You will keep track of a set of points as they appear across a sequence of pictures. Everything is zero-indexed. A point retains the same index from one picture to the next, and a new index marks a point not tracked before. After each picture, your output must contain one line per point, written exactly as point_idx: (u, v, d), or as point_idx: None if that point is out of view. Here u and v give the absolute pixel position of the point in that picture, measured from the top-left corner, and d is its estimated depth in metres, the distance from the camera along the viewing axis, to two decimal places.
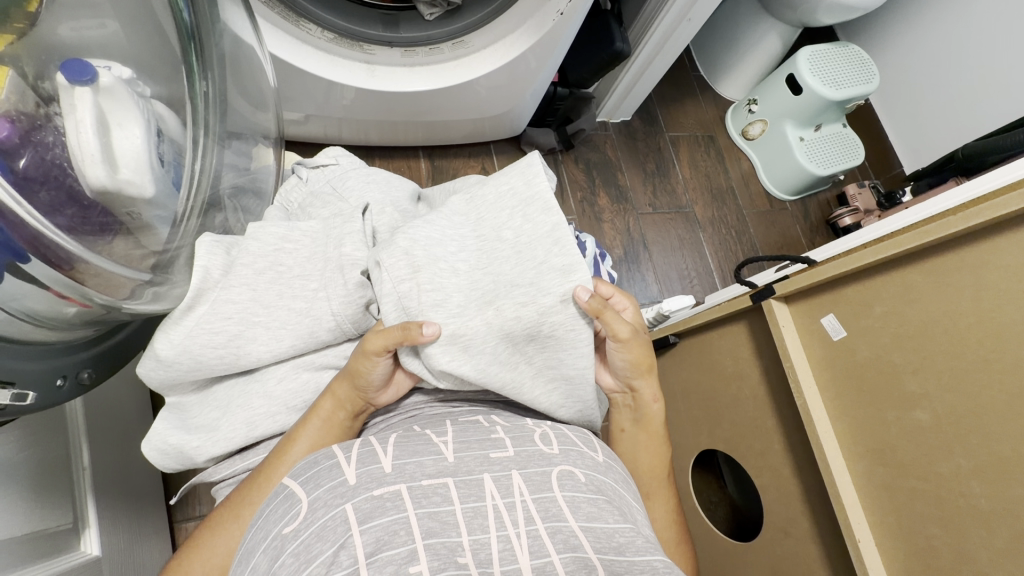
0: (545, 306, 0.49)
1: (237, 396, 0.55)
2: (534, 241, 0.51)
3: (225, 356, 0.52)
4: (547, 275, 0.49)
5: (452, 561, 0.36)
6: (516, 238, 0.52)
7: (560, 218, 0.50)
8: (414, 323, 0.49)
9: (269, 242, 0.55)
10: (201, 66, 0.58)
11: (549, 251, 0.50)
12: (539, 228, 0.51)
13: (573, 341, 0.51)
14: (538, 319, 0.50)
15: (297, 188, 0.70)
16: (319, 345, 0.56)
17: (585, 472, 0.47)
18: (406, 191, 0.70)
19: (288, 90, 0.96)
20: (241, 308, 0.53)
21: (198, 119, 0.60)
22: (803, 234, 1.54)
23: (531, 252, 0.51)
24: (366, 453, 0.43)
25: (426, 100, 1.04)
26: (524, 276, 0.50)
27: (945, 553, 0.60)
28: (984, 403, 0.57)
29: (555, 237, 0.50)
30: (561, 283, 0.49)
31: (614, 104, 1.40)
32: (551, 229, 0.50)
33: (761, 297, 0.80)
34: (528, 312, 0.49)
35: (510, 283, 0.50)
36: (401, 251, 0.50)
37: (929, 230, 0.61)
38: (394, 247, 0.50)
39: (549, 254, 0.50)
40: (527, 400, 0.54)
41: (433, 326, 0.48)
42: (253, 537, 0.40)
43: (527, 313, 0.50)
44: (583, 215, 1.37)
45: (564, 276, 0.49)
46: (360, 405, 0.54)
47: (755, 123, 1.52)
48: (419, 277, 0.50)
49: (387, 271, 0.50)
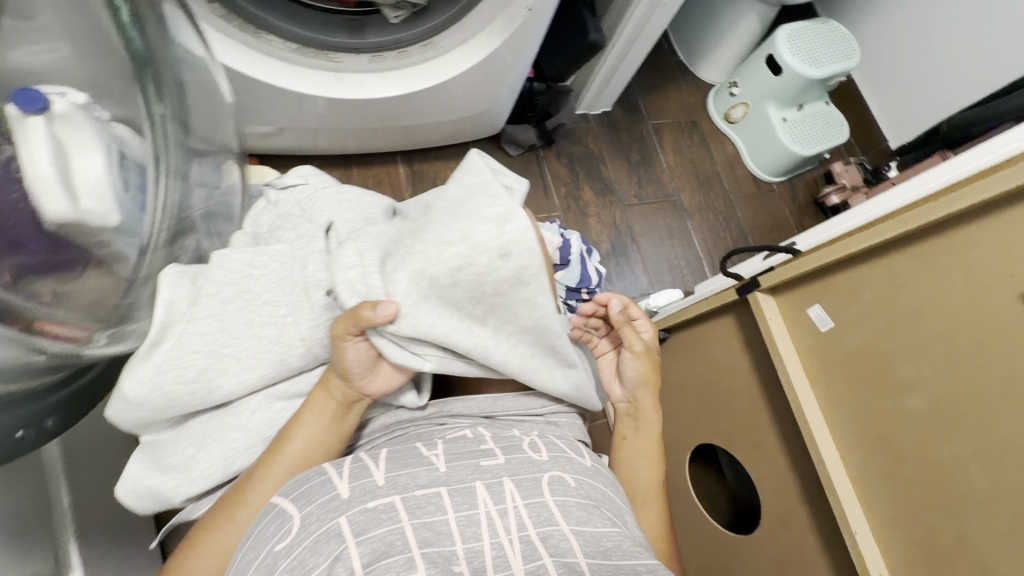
0: (483, 268, 0.47)
1: (213, 430, 0.51)
2: (466, 196, 0.49)
3: (196, 391, 0.49)
4: (484, 256, 0.47)
5: (448, 570, 0.38)
6: (451, 205, 0.50)
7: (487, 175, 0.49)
8: (367, 305, 0.47)
9: (235, 270, 0.52)
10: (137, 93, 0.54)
11: (481, 203, 0.48)
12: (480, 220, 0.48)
13: (524, 297, 0.50)
14: (479, 279, 0.48)
15: (266, 211, 0.65)
16: (294, 372, 0.53)
17: (575, 477, 0.49)
18: (379, 207, 0.67)
19: (256, 103, 0.93)
20: (209, 341, 0.49)
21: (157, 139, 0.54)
22: (792, 215, 1.52)
23: (462, 207, 0.48)
24: (359, 466, 0.45)
25: (397, 105, 1.01)
26: (451, 233, 0.47)
27: (946, 541, 0.58)
28: (979, 386, 0.56)
29: (486, 190, 0.49)
30: (496, 235, 0.47)
31: (594, 95, 1.37)
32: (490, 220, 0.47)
33: (746, 290, 0.79)
34: (467, 276, 0.47)
35: (442, 242, 0.47)
36: (352, 256, 0.49)
37: (912, 217, 0.60)
38: (345, 260, 0.49)
39: (481, 206, 0.47)
40: (497, 364, 0.52)
41: (390, 305, 0.46)
42: (243, 557, 0.42)
43: (466, 277, 0.47)
44: (568, 212, 1.35)
45: (500, 230, 0.47)
46: (349, 394, 0.51)
47: (737, 106, 1.51)
48: (367, 262, 0.49)
49: (338, 265, 0.49)
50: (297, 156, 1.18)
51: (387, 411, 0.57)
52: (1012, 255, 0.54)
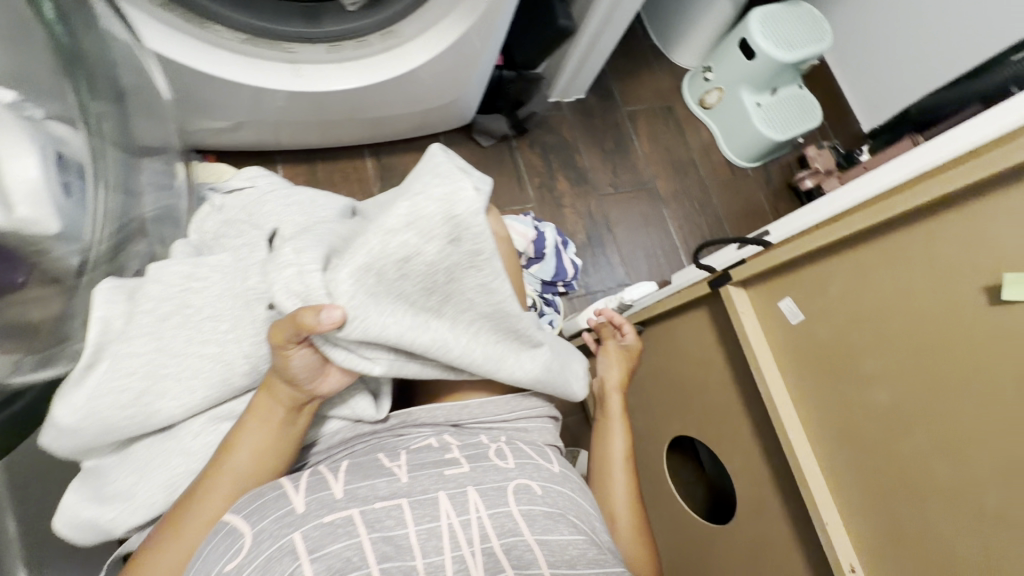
0: (432, 256, 0.43)
1: (154, 456, 0.48)
2: (414, 177, 0.45)
3: (135, 416, 0.46)
4: (436, 248, 0.43)
5: None
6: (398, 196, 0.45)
7: (436, 156, 0.45)
8: (308, 310, 0.40)
9: (173, 283, 0.49)
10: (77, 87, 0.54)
11: (427, 183, 0.43)
12: (432, 217, 0.42)
13: (478, 281, 0.46)
14: (430, 268, 0.44)
15: (212, 216, 0.63)
16: (239, 391, 0.50)
17: (542, 484, 0.49)
18: (335, 209, 0.64)
19: (209, 98, 0.88)
20: (145, 361, 0.47)
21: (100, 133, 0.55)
22: (766, 200, 1.52)
23: (408, 189, 0.44)
24: (316, 480, 0.44)
25: (358, 98, 0.97)
26: (395, 221, 0.42)
27: (913, 532, 0.58)
28: (943, 380, 0.56)
29: (434, 170, 0.44)
30: (443, 222, 0.42)
31: (566, 82, 1.34)
32: (443, 218, 0.42)
33: (718, 283, 0.78)
34: (415, 267, 0.43)
35: (384, 230, 0.42)
36: (289, 266, 0.43)
37: (878, 211, 0.59)
38: (282, 259, 0.43)
39: (426, 185, 0.43)
40: (457, 358, 0.48)
41: (335, 310, 0.40)
42: None
43: (413, 268, 0.43)
44: (543, 203, 1.33)
45: (448, 209, 0.42)
46: (297, 398, 0.46)
47: (711, 91, 1.49)
48: (304, 260, 0.43)
49: (277, 264, 0.43)
50: (257, 152, 1.13)
51: (343, 423, 0.53)
52: (974, 248, 0.53)
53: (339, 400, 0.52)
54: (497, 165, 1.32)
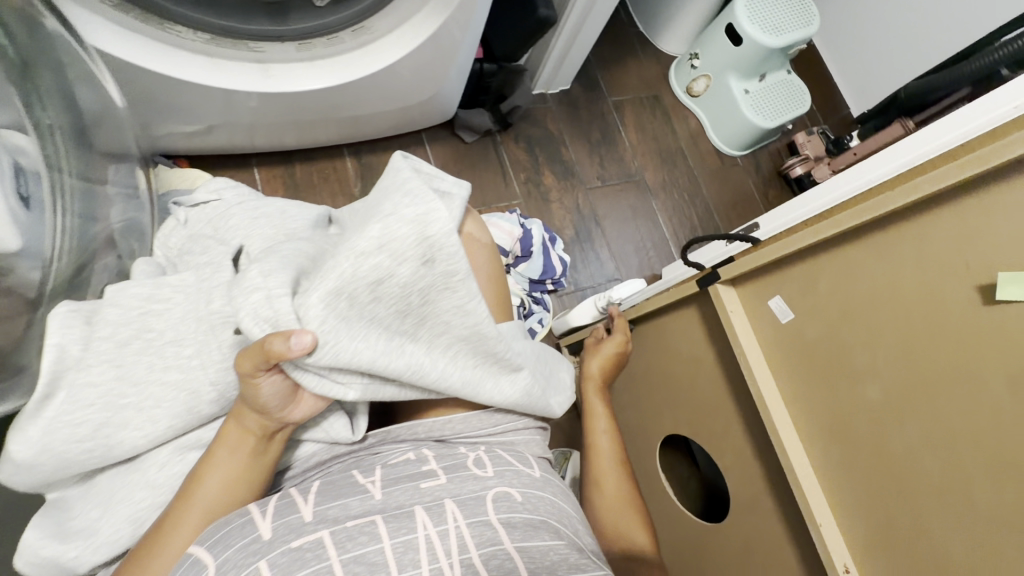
0: (406, 277, 0.42)
1: (118, 488, 0.46)
2: (385, 196, 0.44)
3: (95, 449, 0.44)
4: (405, 265, 0.41)
5: None
6: (369, 214, 0.44)
7: (407, 175, 0.45)
8: (277, 335, 0.37)
9: (132, 306, 0.47)
10: (27, 102, 0.58)
11: (398, 203, 0.42)
12: (404, 240, 0.41)
13: (453, 301, 0.44)
14: (403, 291, 0.42)
15: (176, 231, 0.61)
16: (205, 419, 0.48)
17: (522, 491, 0.48)
18: (307, 218, 0.61)
19: (175, 102, 0.84)
20: (104, 391, 0.44)
21: (50, 147, 0.60)
22: (756, 187, 1.50)
23: (379, 208, 0.43)
24: (286, 503, 0.42)
25: (332, 98, 0.94)
26: (366, 242, 0.40)
27: (905, 533, 0.57)
28: (935, 380, 0.54)
29: (404, 189, 0.43)
30: (416, 241, 0.41)
31: (550, 74, 1.31)
32: (416, 239, 0.41)
33: (707, 282, 0.76)
34: (389, 289, 0.41)
35: (355, 252, 0.40)
36: (256, 288, 0.40)
37: (868, 208, 0.57)
38: (248, 283, 0.40)
39: (397, 206, 0.42)
40: (436, 382, 0.46)
41: (306, 334, 0.38)
42: None
43: (387, 291, 0.41)
44: (529, 198, 1.30)
45: (420, 230, 0.41)
46: (266, 426, 0.44)
47: (699, 79, 1.46)
48: (273, 283, 0.40)
49: (243, 285, 0.40)
50: (231, 155, 1.10)
51: (319, 445, 0.51)
52: (966, 246, 0.52)
53: (312, 423, 0.50)
54: (481, 161, 1.29)
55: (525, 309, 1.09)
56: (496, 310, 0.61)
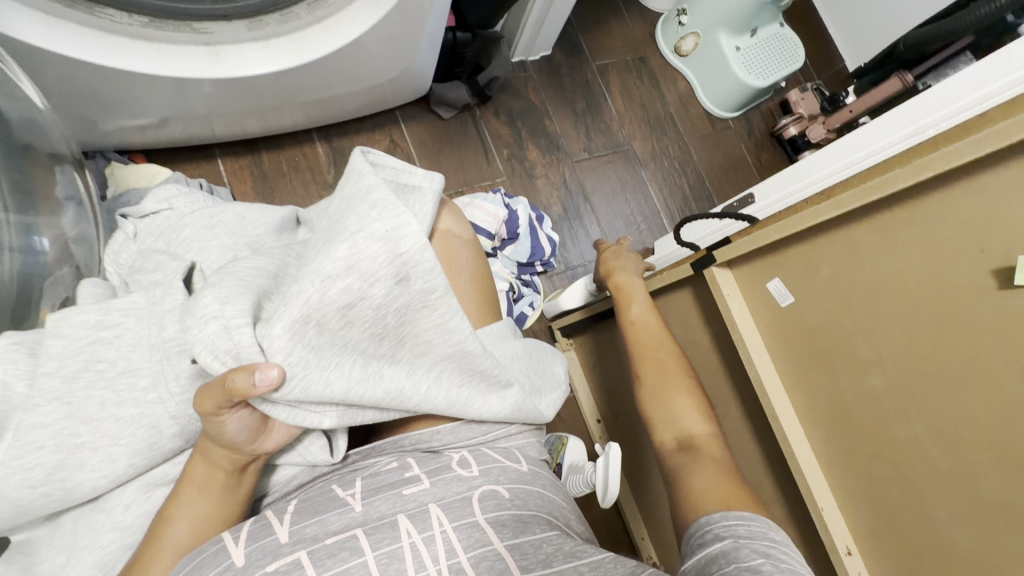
0: (379, 299, 0.37)
1: (82, 533, 0.42)
2: (350, 209, 0.39)
3: (52, 493, 0.40)
4: (377, 286, 0.37)
5: None
6: (334, 227, 0.40)
7: (374, 182, 0.40)
8: (240, 370, 0.33)
9: (78, 336, 0.43)
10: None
11: (366, 218, 0.38)
12: (374, 260, 0.37)
13: (433, 321, 0.40)
14: (378, 312, 0.38)
15: (127, 245, 0.57)
16: (171, 454, 0.44)
17: (510, 486, 0.45)
18: (269, 223, 0.56)
19: (115, 92, 0.75)
20: (55, 432, 0.40)
21: None
22: (749, 151, 1.44)
23: (344, 224, 0.39)
24: (260, 526, 0.39)
25: (290, 80, 0.85)
26: (332, 262, 0.36)
27: (906, 518, 0.56)
28: (941, 365, 0.52)
29: (372, 201, 0.39)
30: (388, 256, 0.37)
31: (529, 39, 1.22)
32: (387, 258, 0.37)
33: (701, 265, 0.72)
34: (361, 312, 0.37)
35: (321, 275, 0.36)
36: (207, 317, 0.35)
37: (876, 184, 0.53)
38: (202, 311, 0.35)
39: (365, 221, 0.38)
40: (418, 406, 0.43)
41: (272, 369, 0.34)
42: None
43: (359, 314, 0.37)
44: (513, 175, 1.24)
45: (391, 248, 0.37)
46: (237, 459, 0.40)
47: (687, 37, 1.38)
48: (230, 310, 0.35)
49: (193, 313, 0.35)
50: (192, 147, 1.02)
51: (298, 468, 0.47)
52: (979, 227, 0.48)
53: (288, 446, 0.46)
54: (461, 137, 1.22)
55: (515, 294, 1.05)
56: (476, 318, 0.56)
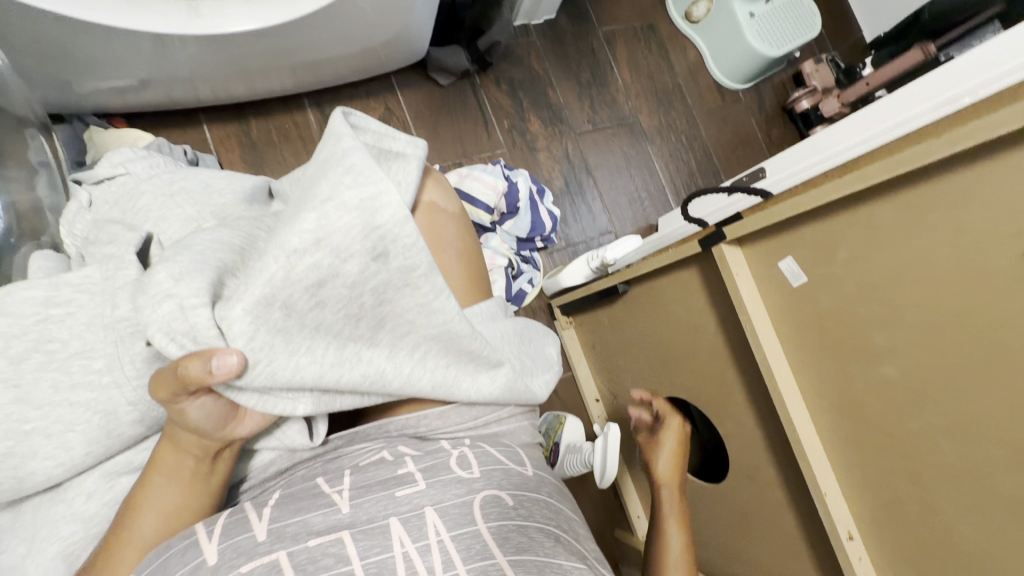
0: (354, 275, 0.34)
1: (42, 522, 0.39)
2: (321, 174, 0.36)
3: (4, 481, 0.38)
4: (354, 259, 0.34)
5: None
6: (304, 197, 0.36)
7: (349, 147, 0.36)
8: (193, 357, 0.30)
9: (26, 314, 0.39)
10: None
11: (340, 184, 0.34)
12: (347, 232, 0.33)
13: (416, 297, 0.37)
14: (352, 290, 0.35)
15: (82, 214, 0.52)
16: (132, 441, 0.41)
17: (514, 493, 0.43)
18: (240, 194, 0.52)
19: (86, 52, 0.71)
20: (2, 418, 0.38)
21: None
22: (759, 127, 1.39)
23: (315, 191, 0.35)
24: (235, 521, 0.37)
25: (273, 40, 0.80)
26: (300, 234, 0.33)
27: (912, 507, 0.55)
28: (962, 357, 0.49)
29: (348, 167, 0.35)
30: (360, 231, 0.34)
31: (532, 3, 1.16)
32: (362, 231, 0.34)
33: (712, 242, 0.68)
34: (334, 290, 0.34)
35: (288, 250, 0.33)
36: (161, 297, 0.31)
37: (906, 159, 0.49)
38: (154, 289, 0.31)
39: (337, 188, 0.34)
40: (398, 390, 0.39)
41: (231, 355, 0.31)
42: None
43: (332, 293, 0.34)
44: (513, 147, 1.19)
45: (366, 220, 0.34)
46: (209, 447, 0.37)
47: (699, 2, 1.31)
48: (181, 291, 0.31)
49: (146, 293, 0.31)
50: (172, 114, 0.97)
51: (276, 453, 0.44)
52: (1016, 210, 0.44)
53: (265, 430, 0.43)
54: (460, 107, 1.16)
55: (513, 270, 1.03)
56: (463, 296, 0.53)
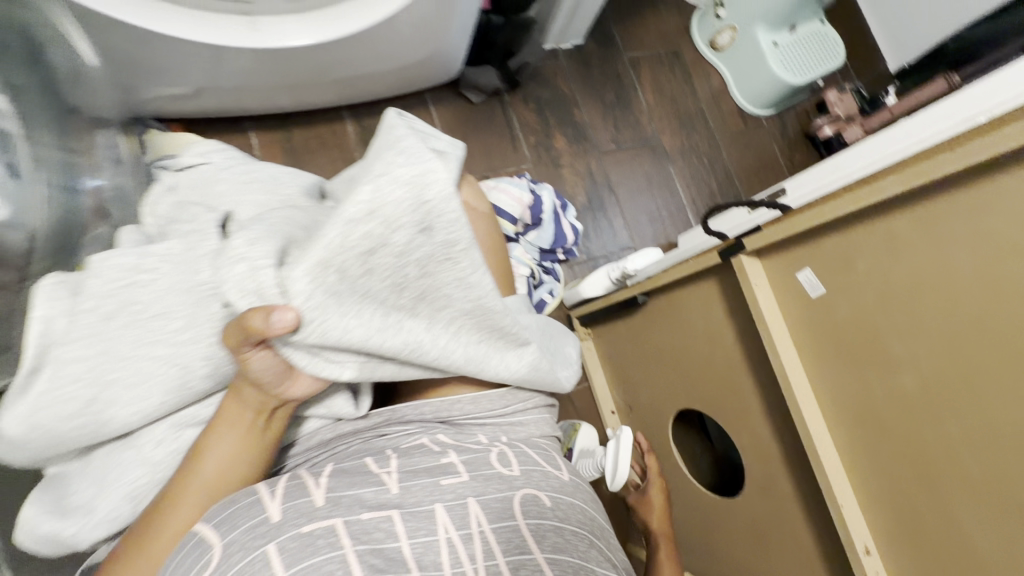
0: (401, 245, 0.37)
1: (113, 467, 0.43)
2: (373, 157, 0.39)
3: (86, 425, 0.41)
4: (400, 231, 0.36)
5: None
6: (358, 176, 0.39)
7: (396, 135, 0.39)
8: (257, 312, 0.34)
9: (116, 277, 0.43)
10: None
11: (392, 162, 0.36)
12: (397, 205, 0.36)
13: (455, 271, 0.40)
14: (399, 260, 0.37)
15: (165, 197, 0.56)
16: (202, 394, 0.45)
17: (551, 496, 0.46)
18: (300, 187, 0.56)
19: (154, 61, 0.77)
20: (91, 366, 0.41)
21: None
22: (781, 153, 1.41)
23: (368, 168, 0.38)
24: (295, 485, 0.39)
25: (321, 55, 0.86)
26: (355, 208, 0.35)
27: (932, 522, 0.55)
28: (980, 368, 0.50)
29: (398, 147, 0.38)
30: (410, 207, 0.36)
31: (561, 27, 1.21)
32: (411, 204, 0.36)
33: (729, 253, 0.70)
34: (383, 259, 0.37)
35: (345, 219, 0.35)
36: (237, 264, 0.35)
37: (921, 170, 0.50)
38: (231, 253, 0.35)
39: (390, 166, 0.36)
40: (435, 360, 0.42)
41: (289, 312, 0.34)
42: None
43: (380, 261, 0.37)
44: (538, 162, 1.24)
45: (416, 194, 0.36)
46: (266, 403, 0.40)
47: (723, 31, 1.35)
48: (254, 252, 0.35)
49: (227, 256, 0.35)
50: (224, 121, 1.04)
51: (324, 422, 0.48)
52: None
53: (315, 399, 0.47)
54: (487, 123, 1.21)
55: (535, 280, 1.04)
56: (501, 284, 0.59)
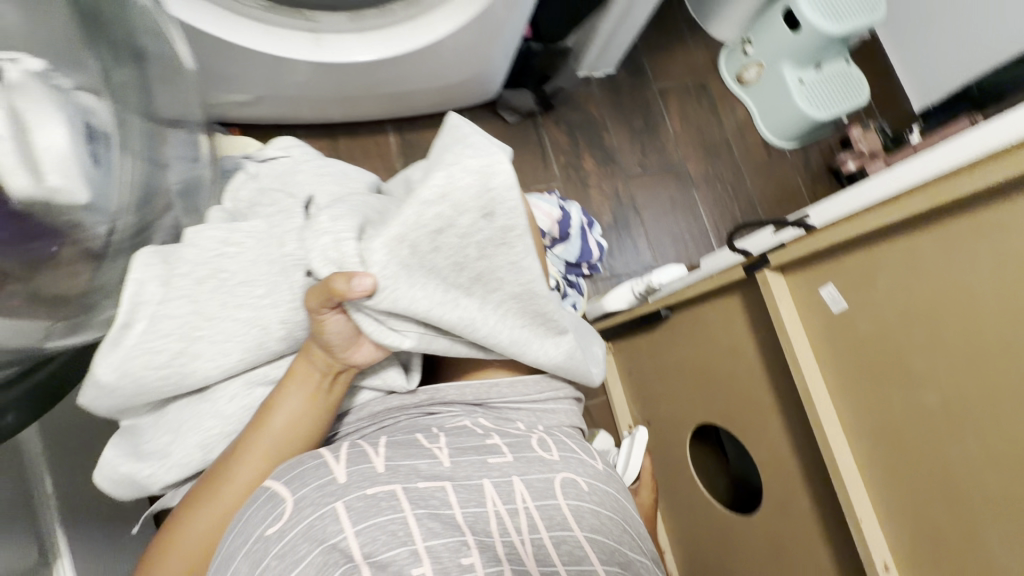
0: (465, 228, 0.41)
1: (189, 417, 0.48)
2: (441, 152, 0.44)
3: (170, 376, 0.46)
4: (465, 214, 0.41)
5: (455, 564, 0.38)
6: (428, 168, 0.44)
7: (464, 134, 0.44)
8: (341, 275, 0.39)
9: (208, 248, 0.47)
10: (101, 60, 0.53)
11: (462, 153, 0.41)
12: (466, 190, 0.40)
13: (508, 256, 0.44)
14: (462, 241, 0.42)
15: (247, 183, 0.61)
16: (274, 356, 0.50)
17: (588, 481, 0.48)
18: (364, 183, 0.62)
19: (228, 68, 0.86)
20: (182, 323, 0.45)
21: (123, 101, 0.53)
22: (804, 185, 1.44)
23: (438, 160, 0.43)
24: (357, 452, 0.43)
25: (375, 71, 0.93)
26: (427, 193, 0.40)
27: (954, 537, 0.55)
28: (1000, 381, 0.51)
29: (466, 143, 0.43)
30: (475, 196, 0.40)
31: (594, 57, 1.28)
32: (478, 191, 0.40)
33: (755, 268, 0.73)
34: (448, 239, 0.41)
35: (420, 201, 0.40)
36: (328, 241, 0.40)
37: (942, 190, 0.53)
38: (317, 227, 0.42)
39: (460, 156, 0.40)
40: (484, 338, 0.46)
41: (366, 278, 0.39)
42: (232, 539, 0.40)
43: (446, 241, 0.41)
44: (568, 181, 1.29)
45: (483, 181, 0.40)
46: (333, 366, 0.45)
47: (750, 67, 1.41)
48: (340, 228, 0.40)
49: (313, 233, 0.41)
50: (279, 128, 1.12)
51: (376, 395, 0.52)
52: None
53: (371, 370, 0.51)
54: (521, 142, 1.28)
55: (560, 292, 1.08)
56: None
